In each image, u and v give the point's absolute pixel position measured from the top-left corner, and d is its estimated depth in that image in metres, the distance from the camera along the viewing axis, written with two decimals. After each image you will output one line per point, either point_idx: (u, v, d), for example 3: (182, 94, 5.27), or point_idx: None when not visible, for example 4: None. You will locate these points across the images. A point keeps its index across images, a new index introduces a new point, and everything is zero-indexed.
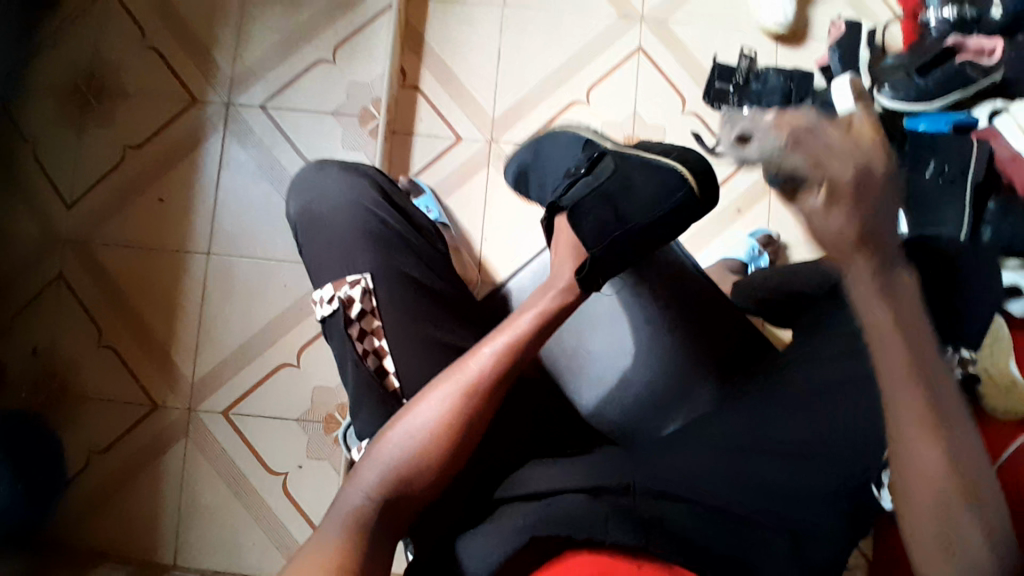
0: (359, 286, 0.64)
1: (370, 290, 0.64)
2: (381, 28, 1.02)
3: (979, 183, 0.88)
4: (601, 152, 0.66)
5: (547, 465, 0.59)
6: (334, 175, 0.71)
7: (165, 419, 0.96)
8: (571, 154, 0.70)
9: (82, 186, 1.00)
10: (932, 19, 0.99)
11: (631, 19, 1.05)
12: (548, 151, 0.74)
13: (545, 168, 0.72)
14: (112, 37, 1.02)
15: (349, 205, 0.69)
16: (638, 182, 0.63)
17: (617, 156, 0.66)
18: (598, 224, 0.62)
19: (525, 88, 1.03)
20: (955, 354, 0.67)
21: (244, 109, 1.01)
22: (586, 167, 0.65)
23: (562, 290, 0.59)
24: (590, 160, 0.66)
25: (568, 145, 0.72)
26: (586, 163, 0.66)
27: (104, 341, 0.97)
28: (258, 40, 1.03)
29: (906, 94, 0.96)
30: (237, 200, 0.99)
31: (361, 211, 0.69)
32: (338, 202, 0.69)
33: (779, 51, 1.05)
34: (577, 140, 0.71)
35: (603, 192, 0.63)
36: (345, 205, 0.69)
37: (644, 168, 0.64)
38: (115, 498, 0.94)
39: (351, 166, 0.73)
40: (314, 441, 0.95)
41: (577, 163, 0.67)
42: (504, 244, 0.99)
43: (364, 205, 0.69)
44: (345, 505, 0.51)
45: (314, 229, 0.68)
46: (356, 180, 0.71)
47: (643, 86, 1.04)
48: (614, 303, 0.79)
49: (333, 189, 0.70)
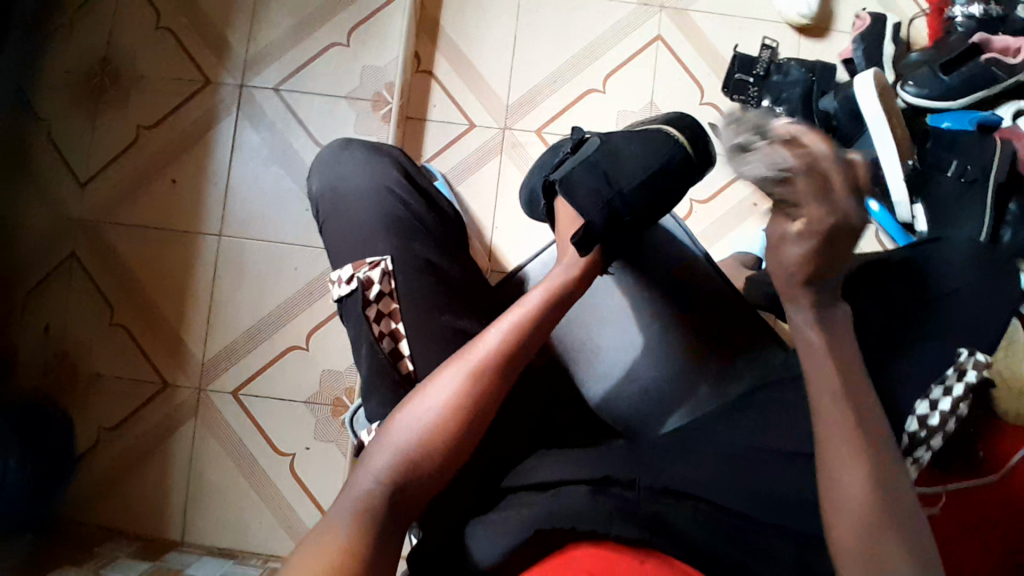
0: (379, 268, 0.64)
1: (389, 271, 0.64)
2: (396, 13, 1.01)
3: (1001, 184, 0.87)
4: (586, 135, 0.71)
5: (553, 456, 0.59)
6: (356, 158, 0.71)
7: (175, 399, 0.96)
8: (561, 147, 0.75)
9: (97, 166, 1.00)
10: (958, 15, 0.97)
11: (651, 8, 1.04)
12: (546, 154, 0.78)
13: (540, 165, 0.77)
14: (128, 17, 1.02)
15: (371, 188, 0.69)
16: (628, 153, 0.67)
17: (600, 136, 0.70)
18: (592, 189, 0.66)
19: (541, 76, 1.02)
20: (966, 356, 0.61)
21: (258, 92, 1.01)
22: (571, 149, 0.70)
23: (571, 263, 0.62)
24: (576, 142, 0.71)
25: (559, 143, 0.77)
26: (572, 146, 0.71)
27: (116, 320, 0.98)
28: (272, 24, 1.02)
29: (931, 91, 0.93)
30: (250, 183, 0.99)
31: (380, 193, 0.68)
32: (356, 186, 0.69)
33: (802, 43, 1.03)
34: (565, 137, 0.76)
35: (591, 166, 0.67)
36: (367, 188, 0.69)
37: (629, 144, 0.68)
38: (125, 475, 0.95)
39: (376, 147, 0.73)
40: (322, 424, 0.96)
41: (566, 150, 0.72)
42: (516, 233, 0.98)
43: (385, 188, 0.69)
44: (356, 491, 0.50)
45: (335, 211, 0.68)
46: (377, 163, 0.71)
47: (661, 76, 1.02)
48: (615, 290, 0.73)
49: (356, 172, 0.70)
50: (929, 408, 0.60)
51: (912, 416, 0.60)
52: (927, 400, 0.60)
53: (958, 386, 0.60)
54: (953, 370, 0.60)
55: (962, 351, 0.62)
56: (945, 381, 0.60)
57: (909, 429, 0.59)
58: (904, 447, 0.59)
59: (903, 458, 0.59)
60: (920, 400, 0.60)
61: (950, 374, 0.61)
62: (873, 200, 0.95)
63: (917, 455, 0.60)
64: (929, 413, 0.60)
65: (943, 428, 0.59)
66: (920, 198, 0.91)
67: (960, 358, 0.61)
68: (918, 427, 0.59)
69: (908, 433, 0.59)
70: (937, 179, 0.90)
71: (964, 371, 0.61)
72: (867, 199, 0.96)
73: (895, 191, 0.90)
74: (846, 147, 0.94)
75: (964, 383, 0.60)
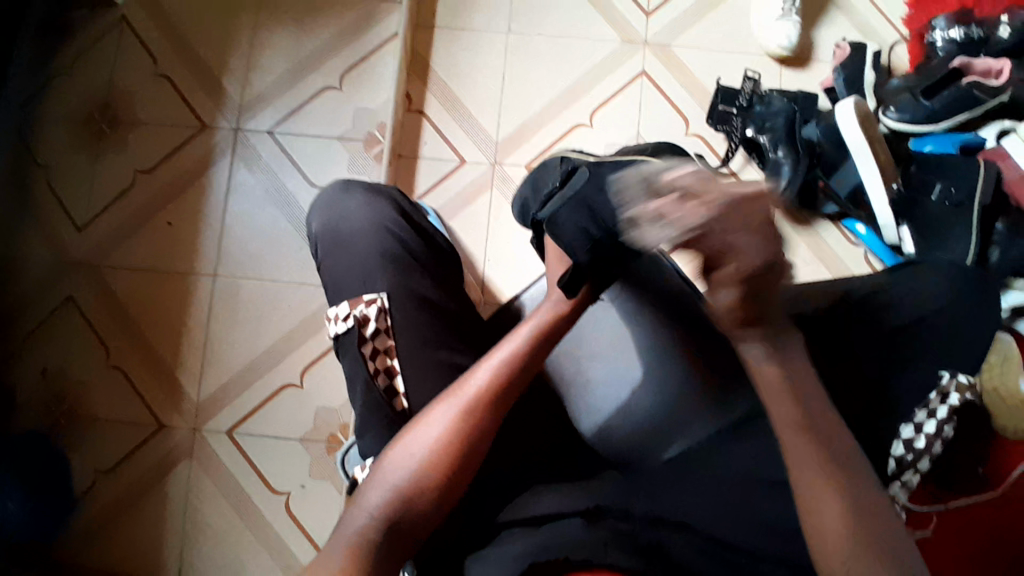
0: (375, 305, 0.64)
1: (385, 309, 0.64)
2: (388, 56, 1.05)
3: (986, 207, 0.88)
4: (576, 163, 0.67)
5: (547, 490, 0.59)
6: (357, 196, 0.72)
7: (171, 440, 0.96)
8: (553, 176, 0.70)
9: (95, 210, 1.02)
10: (939, 39, 0.99)
11: (634, 44, 1.07)
12: (541, 182, 0.74)
13: (536, 196, 0.73)
14: (127, 65, 1.05)
15: (367, 225, 0.70)
16: (614, 180, 0.62)
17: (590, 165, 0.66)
18: (577, 226, 0.60)
19: (529, 112, 1.04)
20: (949, 379, 0.63)
21: (253, 134, 1.04)
22: (561, 183, 0.66)
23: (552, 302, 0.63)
24: (567, 175, 0.67)
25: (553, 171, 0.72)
26: (563, 179, 0.67)
27: (113, 363, 0.98)
28: (267, 68, 1.05)
29: (913, 115, 0.95)
30: (245, 223, 1.01)
31: (378, 229, 0.69)
32: (356, 222, 0.70)
33: (783, 73, 1.06)
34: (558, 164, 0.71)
35: (577, 196, 0.62)
36: (365, 225, 0.70)
37: (620, 164, 0.63)
38: (121, 521, 0.94)
39: (375, 188, 0.74)
40: (318, 463, 0.95)
41: (557, 181, 0.68)
42: (509, 266, 0.99)
43: (381, 225, 0.70)
44: (349, 529, 0.50)
45: (334, 248, 0.69)
46: (374, 201, 0.72)
47: (647, 108, 1.05)
48: (602, 318, 0.75)
49: (354, 210, 0.71)
50: (913, 431, 0.61)
51: (896, 440, 0.61)
52: (911, 424, 0.61)
53: (942, 408, 0.61)
54: (935, 394, 0.62)
55: (945, 373, 0.63)
56: (929, 404, 0.62)
57: (896, 453, 0.60)
58: (891, 471, 0.61)
59: (892, 483, 0.61)
60: (905, 424, 0.61)
61: (934, 398, 0.62)
62: (861, 223, 0.98)
63: (905, 479, 0.61)
64: (914, 436, 0.60)
65: (929, 451, 0.60)
66: (907, 221, 0.91)
67: (942, 381, 0.62)
68: (904, 451, 0.60)
69: (893, 457, 0.60)
70: (924, 203, 0.90)
71: (947, 394, 0.62)
72: (855, 223, 0.98)
73: (881, 213, 0.92)
74: (831, 173, 0.95)
75: (947, 405, 0.61)
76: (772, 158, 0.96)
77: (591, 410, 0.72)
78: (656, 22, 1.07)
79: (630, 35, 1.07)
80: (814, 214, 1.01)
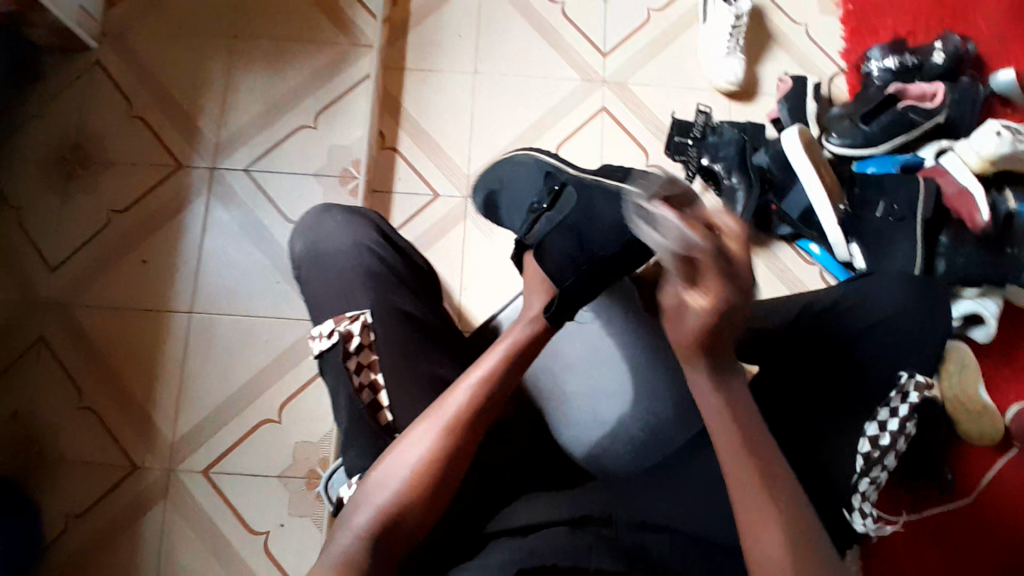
0: (359, 321, 0.65)
1: (368, 324, 0.65)
2: (361, 96, 1.09)
3: (929, 221, 0.94)
4: (562, 183, 0.66)
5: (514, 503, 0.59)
6: (336, 219, 0.74)
7: (142, 483, 0.93)
8: (537, 184, 0.70)
9: (67, 250, 1.02)
10: (875, 69, 1.08)
11: (594, 82, 1.13)
12: (514, 182, 0.74)
13: (516, 200, 0.73)
14: (101, 108, 1.07)
15: (348, 245, 0.71)
16: (600, 208, 0.61)
17: (577, 185, 0.65)
18: (565, 255, 0.62)
19: (498, 147, 1.09)
20: (907, 378, 0.67)
21: (228, 172, 1.06)
22: (548, 202, 0.65)
23: (535, 317, 0.61)
24: (552, 193, 0.66)
25: (535, 175, 0.71)
26: (548, 197, 0.66)
27: (84, 404, 0.96)
28: (242, 110, 1.08)
29: (853, 140, 1.03)
30: (220, 258, 1.02)
31: (359, 249, 0.71)
32: (339, 243, 0.71)
33: (733, 106, 1.13)
34: (541, 173, 0.70)
35: (564, 224, 0.63)
36: (346, 245, 0.71)
37: (602, 191, 0.63)
38: (91, 566, 0.90)
39: (354, 210, 0.76)
40: (296, 500, 0.93)
41: (541, 198, 0.67)
42: (483, 293, 1.02)
43: (363, 245, 0.71)
44: (336, 550, 0.50)
45: (318, 268, 0.70)
46: (356, 223, 0.74)
47: (609, 141, 1.10)
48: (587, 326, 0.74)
49: (336, 232, 0.72)
50: (878, 429, 0.65)
51: (862, 437, 0.65)
52: (876, 422, 0.66)
53: (903, 407, 0.66)
54: (897, 393, 0.66)
55: (903, 373, 0.67)
56: (891, 403, 0.66)
57: (862, 450, 0.64)
58: (861, 466, 0.64)
59: (860, 480, 0.64)
60: (870, 422, 0.66)
61: (894, 397, 0.66)
62: (814, 243, 1.04)
63: (873, 475, 0.65)
64: (879, 433, 0.65)
65: (893, 447, 0.65)
66: (856, 238, 0.98)
67: (902, 380, 0.67)
68: (871, 448, 0.64)
69: (861, 454, 0.64)
70: (869, 219, 0.96)
71: (907, 393, 0.66)
72: (809, 244, 1.04)
73: (831, 234, 0.98)
74: (782, 197, 1.01)
75: (908, 403, 0.66)
76: (726, 184, 1.01)
77: (587, 430, 0.70)
78: (613, 62, 1.14)
79: (589, 74, 1.13)
80: (769, 236, 1.07)
